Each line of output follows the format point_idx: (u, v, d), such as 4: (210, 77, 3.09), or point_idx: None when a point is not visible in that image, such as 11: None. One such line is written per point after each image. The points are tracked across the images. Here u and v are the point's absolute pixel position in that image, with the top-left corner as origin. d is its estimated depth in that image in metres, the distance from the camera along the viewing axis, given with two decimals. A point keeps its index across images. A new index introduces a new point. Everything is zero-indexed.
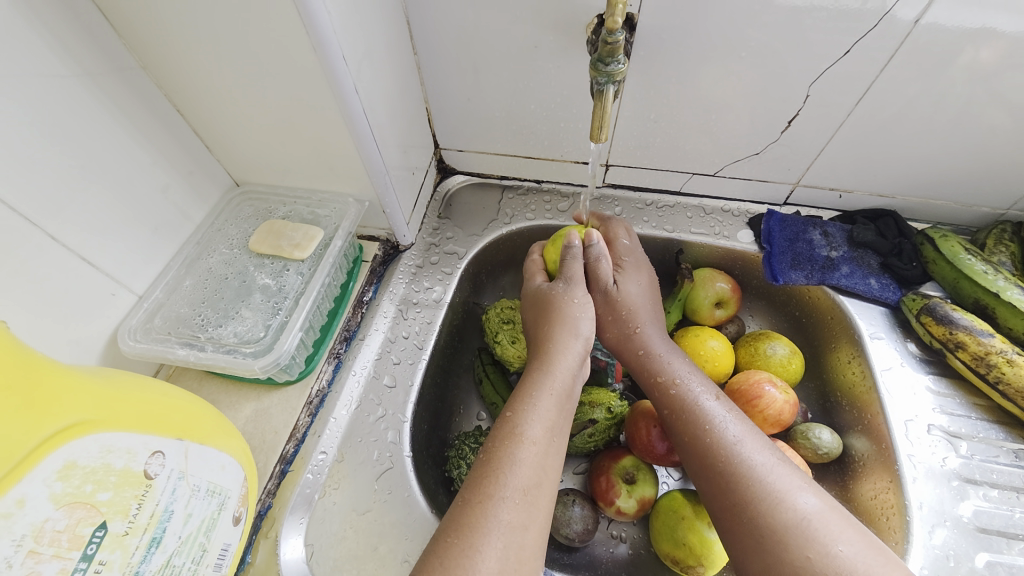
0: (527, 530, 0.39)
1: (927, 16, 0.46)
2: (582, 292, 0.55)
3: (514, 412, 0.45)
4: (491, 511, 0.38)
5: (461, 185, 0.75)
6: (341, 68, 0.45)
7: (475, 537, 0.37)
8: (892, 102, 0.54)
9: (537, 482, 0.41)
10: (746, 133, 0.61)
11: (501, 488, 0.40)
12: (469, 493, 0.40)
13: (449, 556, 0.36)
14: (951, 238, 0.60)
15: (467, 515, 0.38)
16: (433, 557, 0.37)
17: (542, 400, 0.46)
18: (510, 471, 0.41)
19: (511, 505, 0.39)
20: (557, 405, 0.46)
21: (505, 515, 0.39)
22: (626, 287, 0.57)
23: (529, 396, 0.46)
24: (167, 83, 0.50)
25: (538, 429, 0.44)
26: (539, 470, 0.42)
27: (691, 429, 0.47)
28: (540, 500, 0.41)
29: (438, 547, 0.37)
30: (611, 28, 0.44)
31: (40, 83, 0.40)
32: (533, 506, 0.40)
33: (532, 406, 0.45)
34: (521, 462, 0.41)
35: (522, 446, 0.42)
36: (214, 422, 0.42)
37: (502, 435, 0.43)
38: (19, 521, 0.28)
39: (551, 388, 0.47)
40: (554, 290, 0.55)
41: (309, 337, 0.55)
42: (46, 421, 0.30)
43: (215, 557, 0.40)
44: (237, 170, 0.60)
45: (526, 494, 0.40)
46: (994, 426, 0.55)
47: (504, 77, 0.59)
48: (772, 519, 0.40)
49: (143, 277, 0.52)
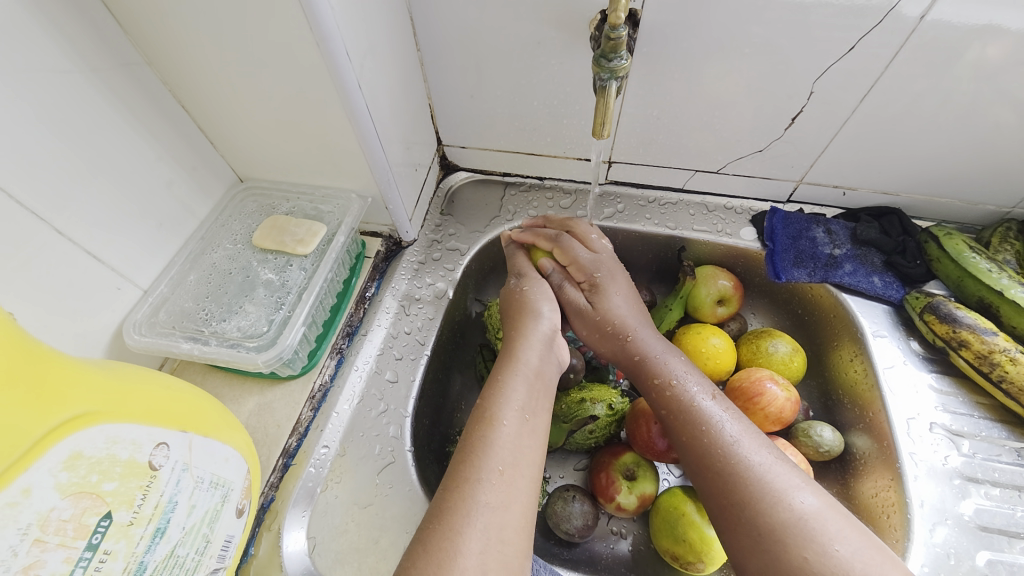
0: (508, 508, 0.39)
1: (932, 12, 0.46)
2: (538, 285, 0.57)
3: (486, 397, 0.46)
4: (470, 494, 0.39)
5: (464, 181, 0.75)
6: (344, 65, 0.45)
7: (456, 521, 0.37)
8: (896, 99, 0.54)
9: (513, 462, 0.41)
10: (749, 130, 0.61)
11: (478, 470, 0.40)
12: (449, 478, 0.40)
13: (432, 542, 0.37)
14: (956, 236, 0.59)
15: (449, 500, 0.39)
16: (419, 544, 0.37)
17: (514, 385, 0.46)
18: (486, 454, 0.41)
19: (490, 486, 0.39)
20: (527, 386, 0.47)
21: (484, 497, 0.39)
22: (606, 305, 0.56)
23: (499, 380, 0.47)
24: (172, 80, 0.50)
25: (511, 412, 0.44)
26: (515, 451, 0.42)
27: (686, 427, 0.47)
28: (519, 479, 0.41)
29: (424, 534, 0.38)
30: (613, 24, 0.44)
31: (47, 79, 0.41)
32: (510, 484, 0.40)
33: (502, 390, 0.46)
34: (495, 444, 0.42)
35: (495, 427, 0.43)
36: (217, 415, 0.42)
37: (477, 419, 0.44)
38: (25, 510, 0.28)
39: (518, 370, 0.48)
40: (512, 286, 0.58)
41: (312, 332, 0.56)
42: (52, 412, 0.31)
43: (218, 549, 0.40)
44: (241, 166, 0.60)
45: (504, 474, 0.40)
46: (997, 425, 0.55)
47: (507, 73, 0.59)
48: (771, 520, 0.40)
49: (148, 271, 0.52)
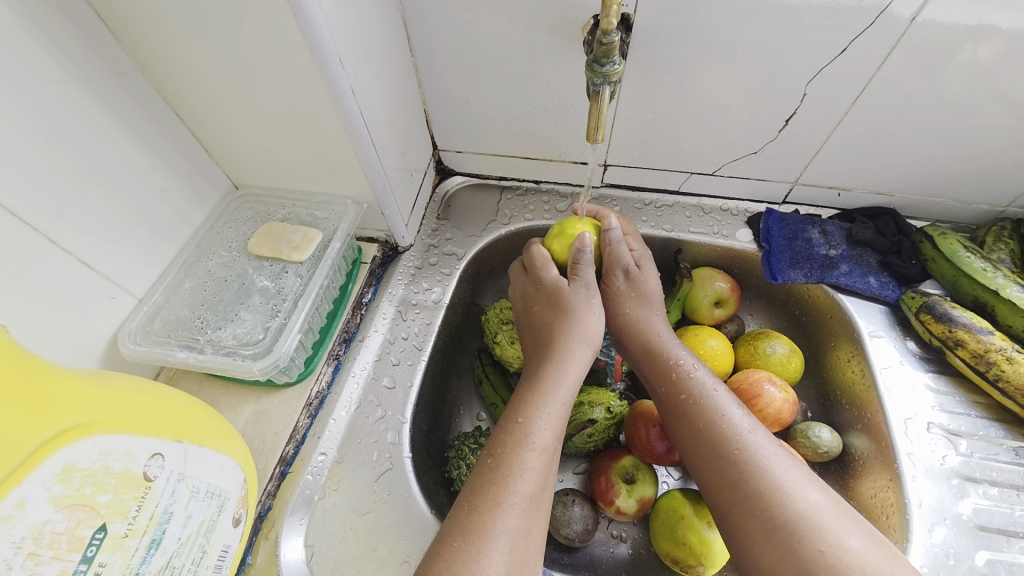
0: (530, 533, 0.40)
1: (923, 13, 0.46)
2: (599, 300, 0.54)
3: (525, 416, 0.45)
4: (499, 517, 0.39)
5: (460, 186, 0.75)
6: (337, 71, 0.45)
7: (483, 543, 0.38)
8: (889, 100, 0.54)
9: (542, 487, 0.42)
10: (743, 132, 0.61)
11: (509, 495, 0.40)
12: (476, 497, 0.40)
13: (457, 560, 0.37)
14: (950, 236, 0.59)
15: (475, 520, 0.39)
16: (440, 561, 0.37)
17: (550, 404, 0.46)
18: (518, 478, 0.41)
19: (518, 511, 0.40)
20: (566, 410, 0.47)
21: (512, 521, 0.39)
22: (647, 273, 0.57)
23: (537, 398, 0.46)
24: (166, 87, 0.50)
25: (547, 434, 0.44)
26: (544, 477, 0.42)
27: (698, 417, 0.47)
28: (543, 504, 0.42)
29: (445, 551, 0.38)
30: (605, 29, 0.44)
31: (38, 87, 0.40)
32: (538, 511, 0.41)
33: (541, 411, 0.45)
34: (528, 470, 0.42)
35: (531, 452, 0.43)
36: (211, 423, 0.42)
37: (508, 439, 0.43)
38: (19, 523, 0.28)
39: (560, 391, 0.47)
40: (576, 294, 0.53)
41: (308, 339, 0.55)
42: (45, 424, 0.30)
43: (215, 558, 0.40)
44: (236, 172, 0.60)
45: (532, 500, 0.41)
46: (995, 424, 0.55)
47: (501, 77, 0.59)
48: (784, 511, 0.40)
49: (143, 280, 0.52)
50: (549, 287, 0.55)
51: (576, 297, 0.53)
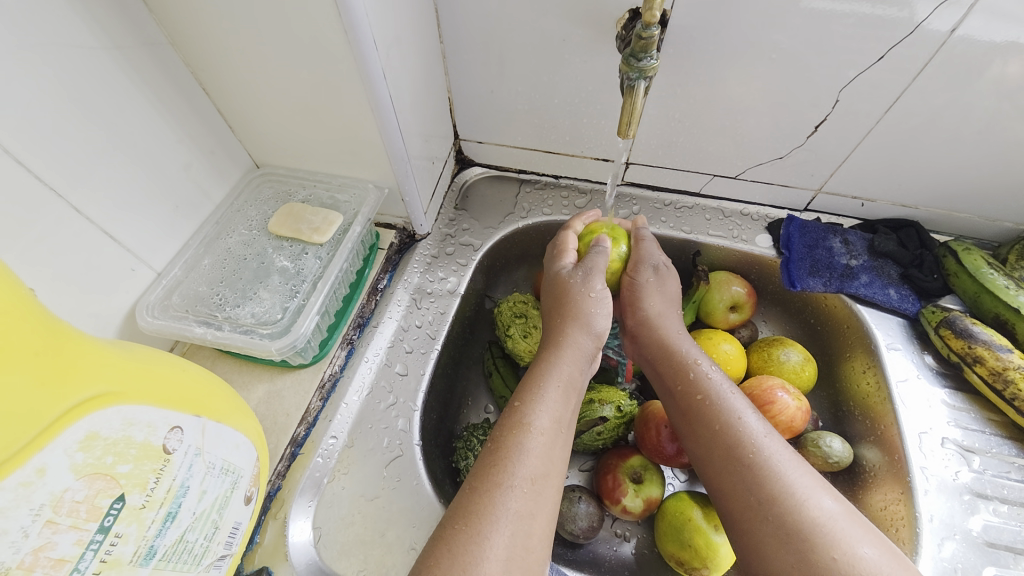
0: (534, 518, 0.39)
1: (961, 27, 0.46)
2: (600, 284, 0.54)
3: (523, 402, 0.45)
4: (499, 500, 0.38)
5: (478, 177, 0.75)
6: (370, 53, 0.45)
7: (484, 524, 0.37)
8: (918, 112, 0.54)
9: (545, 472, 0.41)
10: (769, 137, 0.60)
11: (510, 476, 0.40)
12: (477, 480, 0.40)
13: (458, 543, 0.36)
14: (974, 251, 0.59)
15: (477, 501, 0.38)
16: (441, 546, 0.36)
17: (549, 391, 0.46)
18: (519, 460, 0.41)
19: (520, 493, 0.39)
20: (565, 396, 0.46)
21: (514, 504, 0.38)
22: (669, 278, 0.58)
23: (537, 386, 0.46)
24: (194, 62, 0.50)
25: (547, 420, 0.44)
26: (547, 461, 0.42)
27: (712, 420, 0.47)
28: (547, 490, 0.41)
29: (447, 533, 0.37)
30: (647, 23, 0.43)
31: (69, 54, 0.40)
32: (541, 495, 0.40)
33: (540, 397, 0.45)
34: (529, 452, 0.41)
35: (530, 435, 0.42)
36: (228, 400, 0.42)
37: (513, 425, 0.43)
38: (39, 490, 0.28)
39: (559, 378, 0.47)
40: (574, 279, 0.54)
41: (325, 321, 0.55)
42: (70, 392, 0.30)
43: (226, 535, 0.40)
44: (259, 152, 0.60)
45: (534, 483, 0.40)
46: (1007, 442, 0.55)
47: (529, 69, 0.59)
48: (796, 518, 0.39)
49: (162, 254, 0.52)
50: (553, 278, 0.56)
51: (579, 291, 0.53)
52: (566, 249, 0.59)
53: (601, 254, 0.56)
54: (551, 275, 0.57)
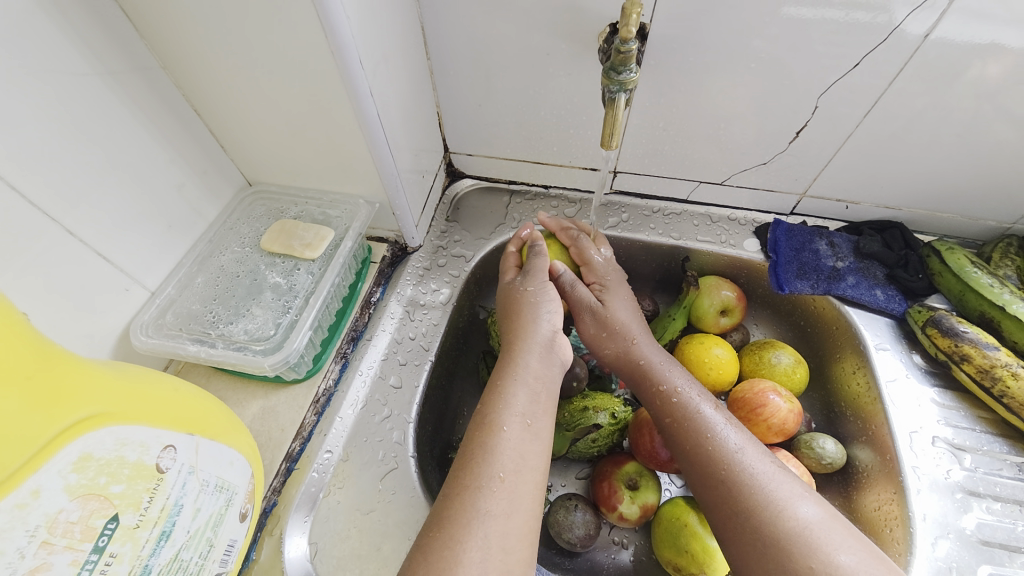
0: (509, 518, 0.39)
1: (936, 31, 0.47)
2: (539, 281, 0.56)
3: (487, 403, 0.46)
4: (471, 502, 0.39)
5: (469, 188, 0.75)
6: (357, 72, 0.46)
7: (457, 530, 0.37)
8: (898, 116, 0.55)
9: (517, 468, 0.41)
10: (754, 143, 0.61)
11: (480, 477, 0.40)
12: (451, 486, 0.40)
13: (432, 551, 0.37)
14: (958, 251, 0.60)
15: (450, 508, 0.39)
16: (419, 553, 0.37)
17: (511, 387, 0.46)
18: (488, 460, 0.41)
19: (491, 493, 0.39)
20: (529, 392, 0.47)
21: (486, 504, 0.39)
22: (608, 296, 0.58)
23: (499, 386, 0.47)
24: (186, 84, 0.50)
25: (513, 418, 0.44)
26: (517, 458, 0.42)
27: (688, 435, 0.47)
28: (522, 487, 0.41)
29: (425, 541, 0.38)
30: (625, 37, 0.45)
31: (64, 81, 0.41)
32: (515, 493, 0.40)
33: (503, 396, 0.46)
34: (498, 451, 0.42)
35: (496, 434, 0.43)
36: (223, 419, 0.42)
37: (479, 426, 0.44)
38: (35, 511, 0.28)
39: (519, 375, 0.48)
40: (514, 284, 0.57)
41: (318, 336, 0.56)
42: (65, 413, 0.31)
43: (221, 552, 0.40)
44: (251, 170, 0.60)
45: (505, 481, 0.40)
46: (998, 439, 0.55)
47: (516, 83, 0.60)
48: (777, 530, 0.40)
49: (156, 273, 0.52)
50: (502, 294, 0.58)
51: (529, 295, 0.55)
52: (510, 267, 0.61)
53: (539, 254, 0.58)
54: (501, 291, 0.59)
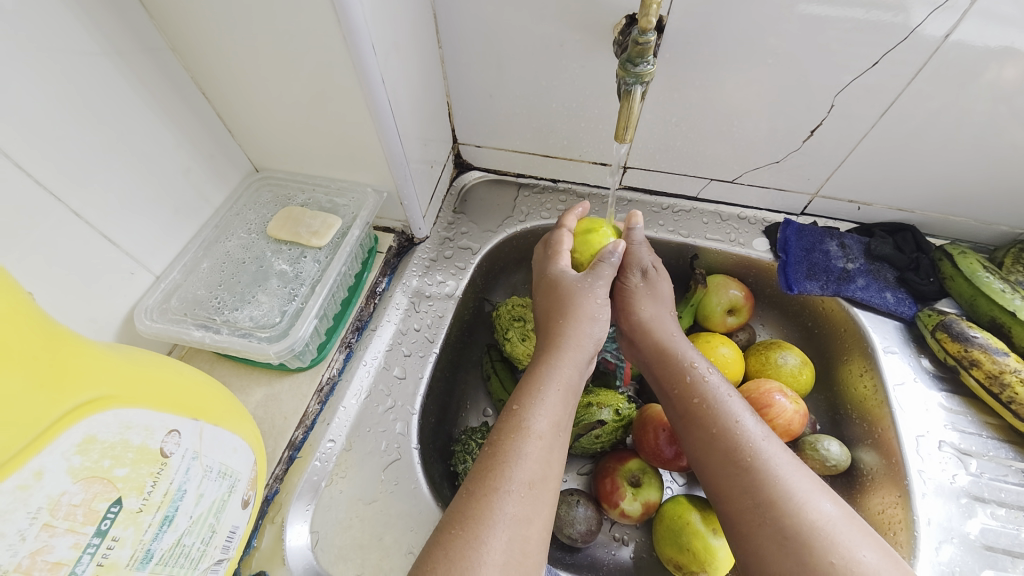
0: (531, 523, 0.39)
1: (955, 32, 0.46)
2: (604, 292, 0.54)
3: (521, 405, 0.45)
4: (496, 504, 0.38)
5: (477, 180, 0.75)
6: (369, 57, 0.45)
7: (480, 529, 0.37)
8: (913, 118, 0.54)
9: (543, 476, 0.41)
10: (767, 141, 0.61)
11: (506, 481, 0.40)
12: (475, 485, 0.40)
13: (454, 548, 0.36)
14: (970, 255, 0.60)
15: (473, 507, 0.38)
16: (437, 550, 0.36)
17: (548, 395, 0.45)
18: (516, 464, 0.40)
19: (516, 498, 0.39)
20: (564, 400, 0.46)
21: (511, 508, 0.38)
22: (660, 277, 0.59)
23: (536, 390, 0.46)
24: (195, 67, 0.50)
25: (545, 423, 0.44)
26: (545, 464, 0.42)
27: (710, 423, 0.47)
28: (544, 495, 0.41)
29: (443, 538, 0.37)
30: (643, 29, 0.44)
31: (73, 61, 0.40)
32: (538, 500, 0.40)
33: (538, 400, 0.45)
34: (527, 456, 0.41)
35: (528, 439, 0.42)
36: (226, 404, 0.42)
37: (512, 429, 0.43)
38: (37, 493, 0.28)
39: (557, 382, 0.47)
40: (580, 283, 0.53)
41: (323, 324, 0.56)
42: (69, 394, 0.30)
43: (223, 539, 0.40)
44: (258, 156, 0.60)
45: (532, 488, 0.40)
46: (1005, 445, 0.55)
47: (527, 74, 0.59)
48: (794, 522, 0.39)
49: (162, 257, 0.52)
50: (555, 278, 0.55)
51: (573, 280, 0.54)
52: (563, 250, 0.58)
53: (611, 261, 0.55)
54: (550, 273, 0.56)
